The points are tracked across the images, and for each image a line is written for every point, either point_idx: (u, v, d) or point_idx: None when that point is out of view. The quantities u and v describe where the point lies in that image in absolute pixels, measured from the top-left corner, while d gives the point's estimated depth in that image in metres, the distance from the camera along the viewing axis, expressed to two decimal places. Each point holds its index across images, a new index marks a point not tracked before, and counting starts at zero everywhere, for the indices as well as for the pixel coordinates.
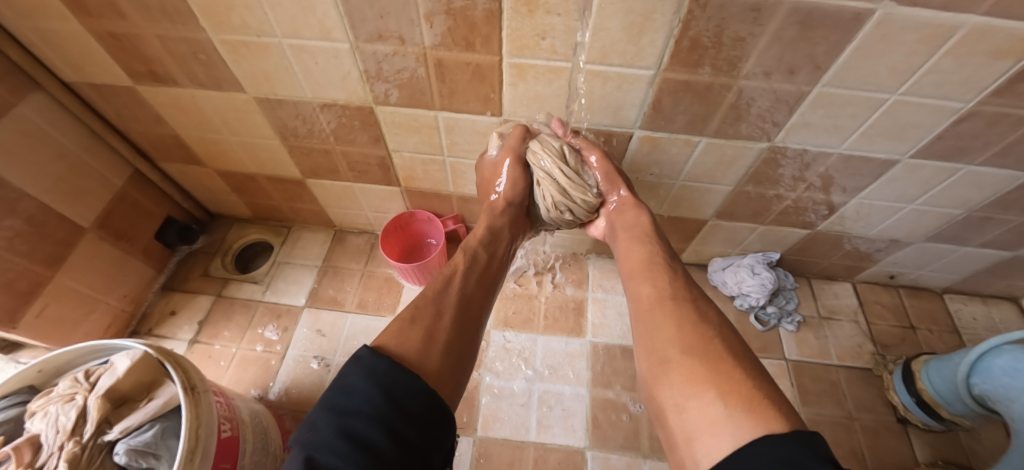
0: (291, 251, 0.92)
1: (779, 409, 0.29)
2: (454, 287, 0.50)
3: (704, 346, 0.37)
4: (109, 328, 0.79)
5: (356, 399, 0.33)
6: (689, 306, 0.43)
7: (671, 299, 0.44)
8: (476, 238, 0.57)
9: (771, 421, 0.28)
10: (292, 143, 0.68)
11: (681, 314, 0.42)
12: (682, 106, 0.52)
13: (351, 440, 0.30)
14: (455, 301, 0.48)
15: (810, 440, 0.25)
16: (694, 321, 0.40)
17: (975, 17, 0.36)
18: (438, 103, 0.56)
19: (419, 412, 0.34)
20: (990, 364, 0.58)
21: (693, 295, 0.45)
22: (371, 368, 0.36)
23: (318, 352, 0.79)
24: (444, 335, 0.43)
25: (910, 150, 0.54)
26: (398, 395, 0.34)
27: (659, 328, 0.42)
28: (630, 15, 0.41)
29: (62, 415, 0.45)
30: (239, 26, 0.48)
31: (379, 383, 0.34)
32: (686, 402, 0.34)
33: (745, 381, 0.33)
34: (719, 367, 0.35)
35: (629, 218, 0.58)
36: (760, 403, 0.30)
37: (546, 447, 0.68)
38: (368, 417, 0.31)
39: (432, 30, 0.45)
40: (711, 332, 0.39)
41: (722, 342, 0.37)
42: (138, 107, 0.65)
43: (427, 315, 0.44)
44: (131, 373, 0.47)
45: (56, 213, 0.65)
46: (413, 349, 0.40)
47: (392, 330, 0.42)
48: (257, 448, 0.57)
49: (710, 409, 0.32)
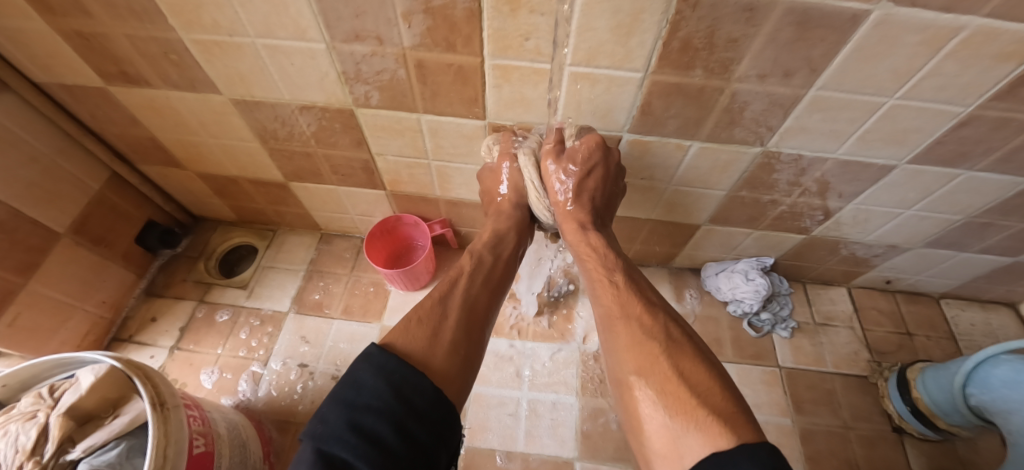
0: (276, 255, 0.90)
1: (727, 424, 0.28)
2: (460, 289, 0.48)
3: (653, 368, 0.36)
4: (87, 336, 0.77)
5: (366, 394, 0.31)
6: (636, 325, 0.40)
7: (620, 318, 0.42)
8: (481, 241, 0.56)
9: (720, 439, 0.27)
10: (272, 145, 0.66)
11: (630, 332, 0.40)
12: (674, 109, 0.50)
13: (360, 433, 0.29)
14: (460, 303, 0.46)
15: (757, 451, 0.24)
16: (642, 338, 0.39)
17: (977, 19, 0.34)
18: (420, 106, 0.54)
19: (429, 410, 0.32)
20: (987, 375, 0.56)
21: (641, 308, 0.43)
22: (381, 364, 0.34)
23: (302, 359, 0.77)
24: (450, 335, 0.41)
25: (908, 155, 0.52)
26: (407, 393, 0.32)
27: (613, 348, 0.41)
28: (617, 15, 0.38)
29: (21, 434, 0.43)
30: (209, 26, 0.46)
31: (390, 379, 0.33)
32: (642, 425, 0.34)
33: (693, 400, 0.31)
34: (667, 389, 0.33)
35: (576, 235, 0.54)
36: (706, 420, 0.29)
37: (534, 458, 0.66)
38: (377, 413, 0.30)
39: (410, 29, 0.43)
40: (659, 349, 0.37)
41: (670, 360, 0.36)
42: (111, 109, 0.62)
43: (432, 315, 0.43)
44: (95, 389, 0.45)
45: (27, 218, 0.63)
46: (419, 348, 0.38)
47: (400, 328, 0.41)
48: (234, 463, 0.55)
49: (663, 431, 0.31)
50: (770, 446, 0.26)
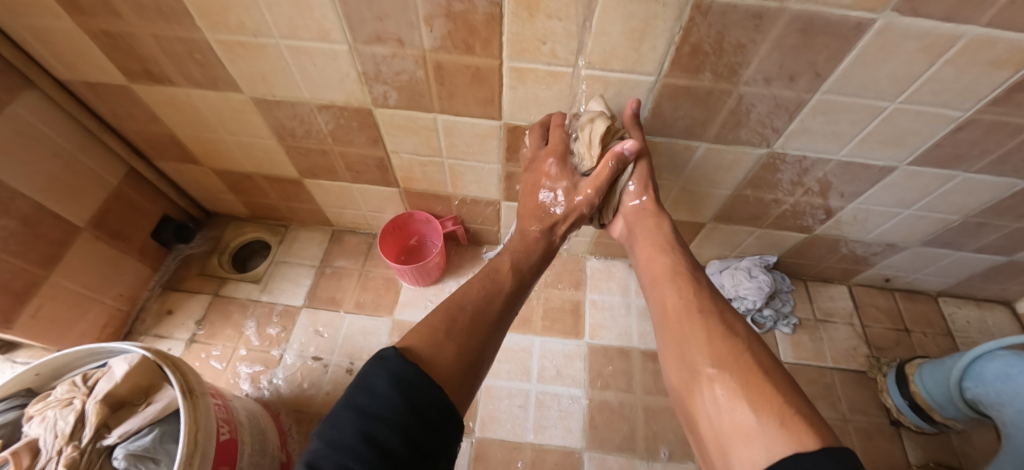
0: (288, 250, 0.92)
1: (813, 424, 0.28)
2: (494, 307, 0.47)
3: (741, 359, 0.36)
4: (104, 328, 0.78)
5: (381, 403, 0.31)
6: (717, 319, 0.41)
7: (700, 310, 0.42)
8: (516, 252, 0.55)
9: (805, 438, 0.27)
10: (289, 143, 0.68)
11: (709, 326, 0.40)
12: (682, 111, 0.52)
13: (371, 445, 0.29)
14: (492, 320, 0.46)
15: (838, 455, 0.23)
16: (723, 334, 0.39)
17: (975, 28, 0.36)
18: (437, 105, 0.56)
19: (439, 420, 0.32)
20: (982, 369, 0.59)
21: (722, 307, 0.43)
22: (397, 373, 0.33)
23: (315, 352, 0.79)
24: (473, 355, 0.41)
25: (908, 157, 0.54)
26: (421, 406, 0.32)
27: (688, 339, 0.40)
28: (630, 21, 0.40)
29: (60, 420, 0.46)
30: (235, 27, 0.47)
31: (404, 390, 0.32)
32: (715, 417, 0.34)
33: (777, 396, 0.31)
34: (752, 385, 0.33)
35: (649, 229, 0.54)
36: (792, 417, 0.29)
37: (543, 448, 0.68)
38: (390, 423, 0.30)
39: (431, 33, 0.45)
40: (741, 345, 0.37)
41: (754, 356, 0.36)
42: (134, 106, 0.64)
43: (463, 333, 0.42)
44: (129, 377, 0.47)
45: (50, 213, 0.64)
46: (440, 364, 0.37)
47: (426, 335, 0.40)
48: (255, 450, 0.57)
49: (740, 421, 0.31)
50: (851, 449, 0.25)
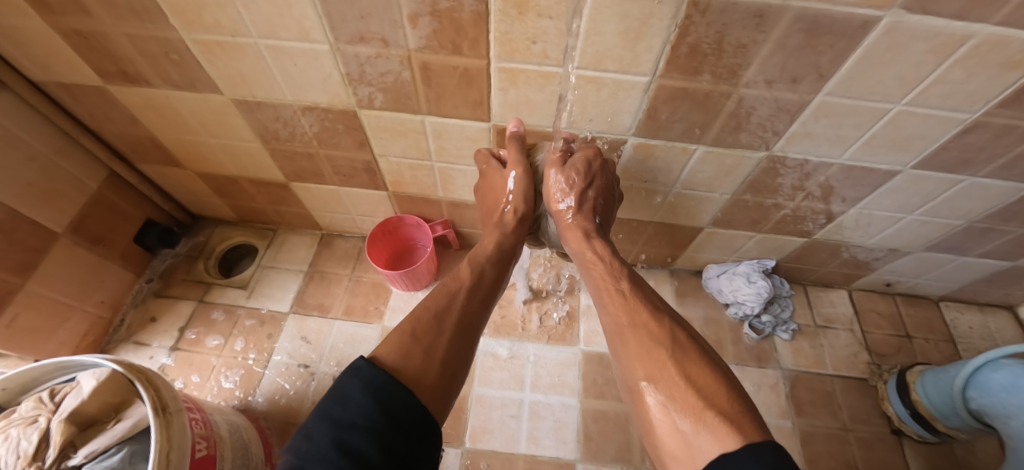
0: (276, 255, 0.90)
1: (735, 424, 0.30)
2: (457, 304, 0.46)
3: (665, 374, 0.36)
4: (85, 336, 0.76)
5: (353, 410, 0.31)
6: (644, 333, 0.41)
7: (629, 326, 0.42)
8: (483, 252, 0.54)
9: (728, 439, 0.29)
10: (273, 146, 0.66)
11: (638, 339, 0.40)
12: (680, 114, 0.50)
13: (345, 453, 0.28)
14: (456, 320, 0.44)
15: (758, 447, 0.26)
16: (649, 345, 0.39)
17: (987, 27, 0.34)
18: (424, 108, 0.53)
19: (415, 427, 0.32)
20: (987, 379, 0.57)
21: (646, 315, 0.43)
22: (368, 380, 0.33)
23: (303, 360, 0.77)
24: (444, 353, 0.40)
25: (912, 161, 0.52)
26: (395, 410, 0.32)
27: (622, 356, 0.41)
28: (626, 20, 0.38)
29: (22, 440, 0.44)
30: (211, 26, 0.45)
31: (377, 396, 0.32)
32: (654, 430, 0.35)
33: (700, 403, 0.32)
34: (676, 395, 0.34)
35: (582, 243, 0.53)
36: (715, 420, 0.31)
37: (536, 459, 0.66)
38: (364, 432, 0.29)
39: (416, 31, 0.42)
40: (667, 354, 0.38)
41: (678, 364, 0.36)
42: (111, 108, 0.62)
43: (427, 332, 0.41)
44: (97, 393, 0.46)
45: (25, 219, 0.62)
46: (410, 366, 0.37)
47: (391, 340, 0.39)
48: (237, 466, 0.55)
49: (672, 428, 0.33)
50: (771, 444, 0.27)
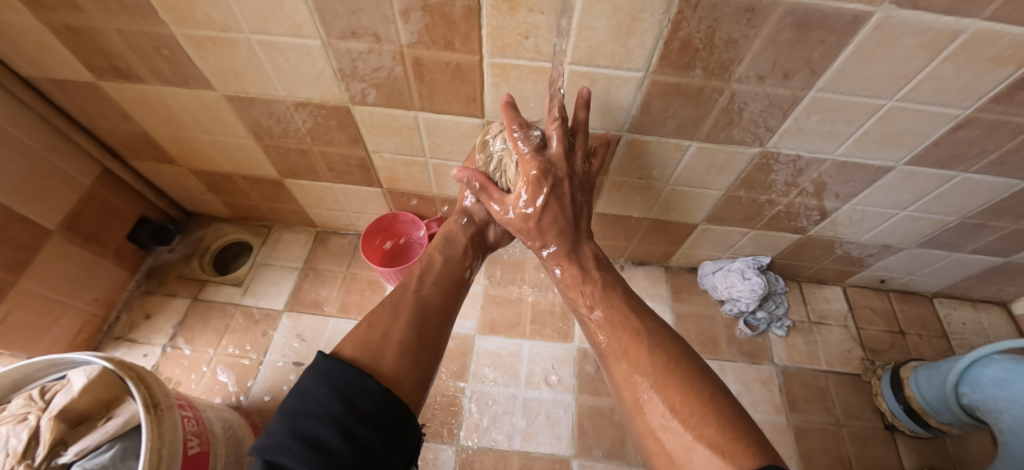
0: (271, 252, 0.90)
1: (725, 453, 0.31)
2: (411, 291, 0.49)
3: (650, 404, 0.39)
4: (79, 334, 0.76)
5: (310, 401, 0.32)
6: (626, 363, 0.43)
7: (612, 357, 0.45)
8: (430, 244, 0.58)
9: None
10: (267, 142, 0.65)
11: (625, 369, 0.42)
12: (672, 109, 0.50)
13: (301, 440, 0.29)
14: (412, 304, 0.47)
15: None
16: (635, 374, 0.41)
17: (977, 22, 0.34)
18: (417, 104, 0.53)
19: (377, 412, 0.32)
20: (979, 374, 0.57)
21: (627, 340, 0.44)
22: (323, 370, 0.34)
23: (298, 357, 0.77)
24: (401, 335, 0.42)
25: (905, 156, 0.52)
26: (352, 397, 0.32)
27: (614, 383, 0.44)
28: (617, 14, 0.38)
29: (12, 437, 0.44)
30: (203, 21, 0.45)
31: (335, 387, 0.33)
32: (651, 452, 0.38)
33: (689, 432, 0.34)
34: (666, 425, 0.36)
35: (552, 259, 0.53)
36: (705, 451, 0.32)
37: (530, 456, 0.67)
38: (321, 419, 0.30)
39: (408, 27, 0.42)
40: (652, 379, 0.39)
41: (661, 392, 0.38)
42: (103, 104, 0.61)
43: (384, 319, 0.43)
44: (87, 390, 0.46)
45: (18, 216, 0.61)
46: (367, 352, 0.38)
47: (353, 334, 0.41)
48: (230, 462, 0.55)
49: (663, 454, 0.36)
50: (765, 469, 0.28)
